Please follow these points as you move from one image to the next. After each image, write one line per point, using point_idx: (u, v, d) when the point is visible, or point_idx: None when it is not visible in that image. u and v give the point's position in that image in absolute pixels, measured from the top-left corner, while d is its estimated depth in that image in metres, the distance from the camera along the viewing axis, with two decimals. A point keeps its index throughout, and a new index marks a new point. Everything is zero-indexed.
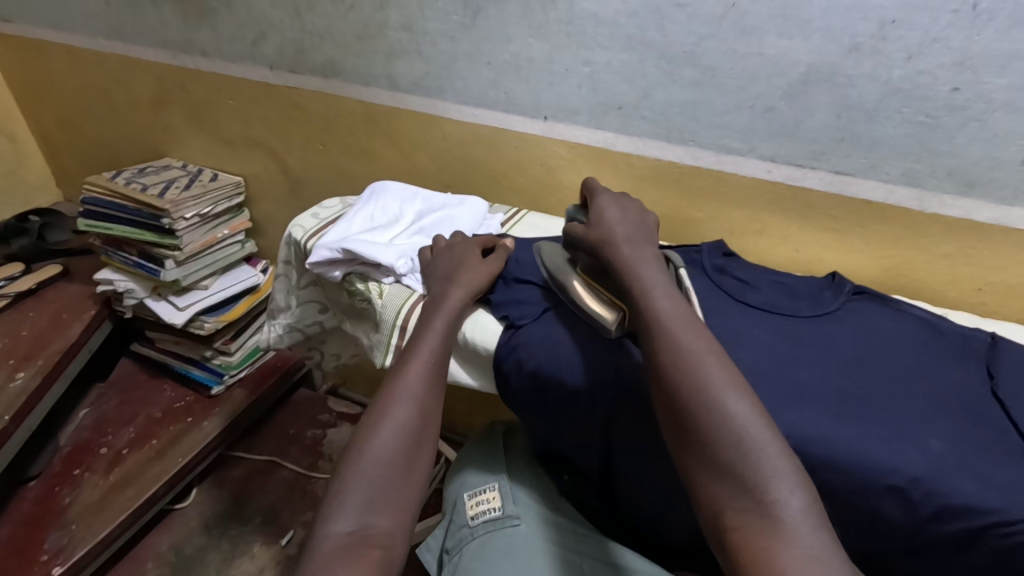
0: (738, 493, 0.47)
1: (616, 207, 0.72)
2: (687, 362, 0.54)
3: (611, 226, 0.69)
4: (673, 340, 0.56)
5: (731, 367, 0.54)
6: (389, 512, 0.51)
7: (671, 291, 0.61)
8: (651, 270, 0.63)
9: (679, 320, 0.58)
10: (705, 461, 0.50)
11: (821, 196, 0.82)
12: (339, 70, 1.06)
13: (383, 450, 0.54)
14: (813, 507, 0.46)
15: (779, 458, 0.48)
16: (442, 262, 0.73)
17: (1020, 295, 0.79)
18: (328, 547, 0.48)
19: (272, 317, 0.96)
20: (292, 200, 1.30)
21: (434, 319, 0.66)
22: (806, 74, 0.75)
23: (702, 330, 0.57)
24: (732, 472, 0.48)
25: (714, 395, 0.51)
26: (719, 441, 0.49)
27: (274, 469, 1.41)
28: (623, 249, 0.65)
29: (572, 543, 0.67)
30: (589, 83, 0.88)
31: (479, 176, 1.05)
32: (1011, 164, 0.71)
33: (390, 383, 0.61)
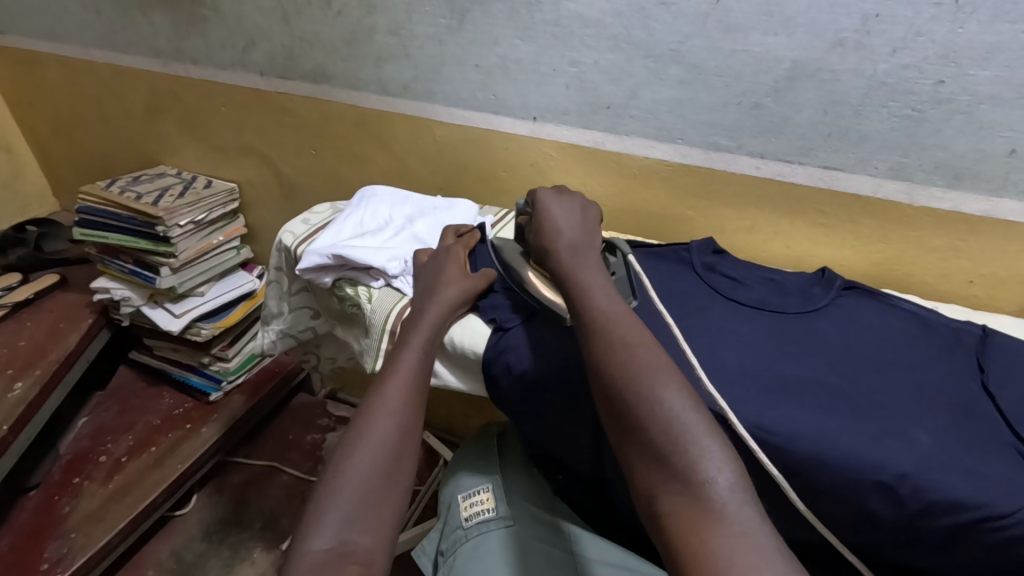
0: (669, 476, 0.47)
1: (555, 207, 0.71)
2: (618, 352, 0.54)
3: (548, 232, 0.69)
4: (606, 333, 0.56)
5: (663, 356, 0.54)
6: (368, 529, 0.50)
7: (605, 286, 0.62)
8: (589, 267, 0.64)
9: (613, 312, 0.58)
10: (639, 450, 0.50)
11: (811, 191, 0.82)
12: (329, 75, 1.07)
13: (360, 468, 0.54)
14: (740, 485, 0.46)
15: (709, 440, 0.48)
16: (431, 270, 0.74)
17: (1010, 286, 0.79)
18: (306, 565, 0.47)
19: (265, 323, 0.96)
20: (286, 206, 1.30)
21: (414, 334, 0.67)
22: (792, 70, 0.75)
23: (636, 321, 0.58)
24: (662, 456, 0.48)
25: (643, 382, 0.51)
26: (650, 428, 0.49)
27: (273, 474, 1.42)
28: (561, 255, 0.65)
29: (564, 543, 0.68)
30: (576, 83, 0.88)
31: (471, 178, 1.05)
32: (997, 155, 0.71)
33: (368, 397, 0.61)
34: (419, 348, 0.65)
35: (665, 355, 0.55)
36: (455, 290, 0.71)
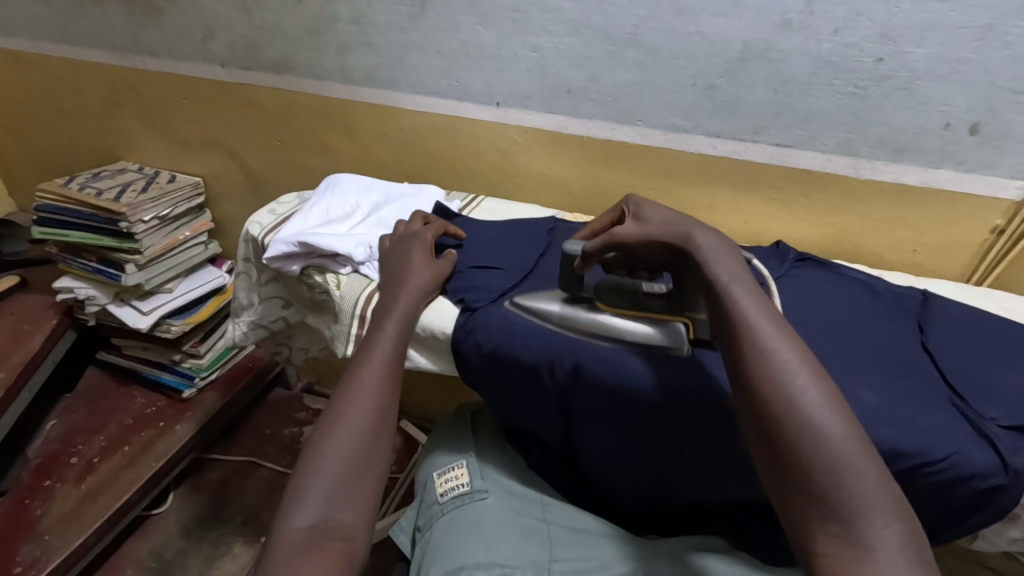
0: (829, 518, 0.43)
1: (656, 204, 0.65)
2: (776, 374, 0.48)
3: (665, 221, 0.62)
4: (763, 352, 0.50)
5: (827, 384, 0.48)
6: (349, 508, 0.52)
7: (762, 297, 0.54)
8: (740, 271, 0.56)
9: (775, 327, 0.51)
10: (792, 483, 0.45)
11: (764, 168, 0.85)
12: (292, 65, 1.06)
13: (338, 448, 0.55)
14: (910, 542, 0.42)
15: (876, 486, 0.44)
16: (401, 252, 0.75)
17: (951, 253, 0.83)
18: (287, 542, 0.49)
19: (236, 316, 0.96)
20: (253, 198, 1.29)
21: (389, 319, 0.67)
22: (743, 51, 0.78)
23: (798, 340, 0.51)
24: (823, 498, 0.44)
25: (806, 414, 0.46)
26: (812, 463, 0.45)
27: (252, 469, 1.42)
28: (700, 238, 0.59)
29: (540, 512, 0.71)
30: (538, 68, 0.89)
31: (437, 164, 1.06)
32: (934, 129, 0.75)
33: (347, 377, 0.62)
34: (394, 331, 0.66)
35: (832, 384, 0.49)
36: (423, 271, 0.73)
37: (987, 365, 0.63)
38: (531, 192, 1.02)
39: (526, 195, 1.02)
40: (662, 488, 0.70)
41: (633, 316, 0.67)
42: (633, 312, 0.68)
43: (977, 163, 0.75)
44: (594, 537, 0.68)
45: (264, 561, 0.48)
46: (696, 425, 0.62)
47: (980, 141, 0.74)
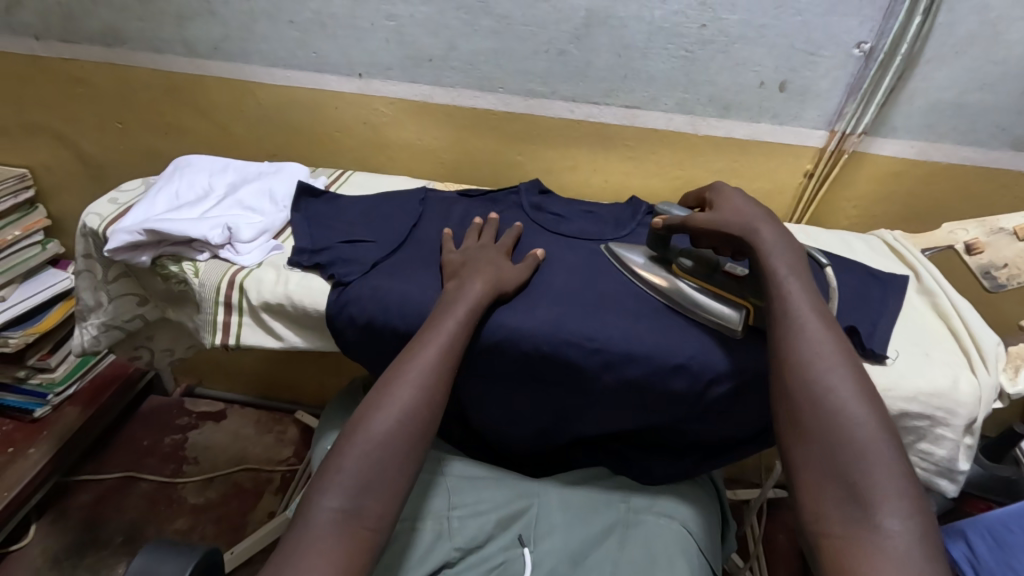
0: (847, 500, 0.46)
1: (745, 197, 0.67)
2: (813, 373, 0.52)
3: (743, 212, 0.65)
4: (808, 352, 0.53)
5: (868, 389, 0.51)
6: (378, 498, 0.54)
7: (820, 302, 0.57)
8: (803, 278, 0.59)
9: (824, 330, 0.55)
10: (819, 467, 0.48)
11: (618, 129, 0.91)
12: (122, 37, 0.96)
13: (378, 431, 0.57)
14: (924, 540, 0.43)
15: (897, 476, 0.46)
16: (482, 257, 0.70)
17: (777, 198, 0.95)
18: (319, 521, 0.51)
19: (83, 320, 0.87)
20: (95, 188, 1.16)
21: (455, 304, 0.65)
22: (587, 18, 0.82)
23: (847, 345, 0.54)
24: (847, 487, 0.46)
25: (837, 405, 0.50)
26: (840, 450, 0.48)
27: (129, 484, 1.30)
28: (766, 238, 0.61)
29: (436, 467, 0.72)
30: (395, 37, 0.88)
31: (303, 140, 1.02)
32: (751, 87, 0.84)
33: (404, 361, 0.62)
34: (461, 315, 0.64)
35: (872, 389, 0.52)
36: (485, 275, 0.68)
37: None
38: (404, 164, 1.01)
39: (399, 166, 1.02)
40: (546, 434, 0.74)
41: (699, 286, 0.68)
42: (700, 281, 0.69)
43: (788, 117, 0.86)
44: (488, 483, 0.71)
45: (292, 533, 0.51)
46: (566, 369, 0.67)
47: (788, 97, 0.84)
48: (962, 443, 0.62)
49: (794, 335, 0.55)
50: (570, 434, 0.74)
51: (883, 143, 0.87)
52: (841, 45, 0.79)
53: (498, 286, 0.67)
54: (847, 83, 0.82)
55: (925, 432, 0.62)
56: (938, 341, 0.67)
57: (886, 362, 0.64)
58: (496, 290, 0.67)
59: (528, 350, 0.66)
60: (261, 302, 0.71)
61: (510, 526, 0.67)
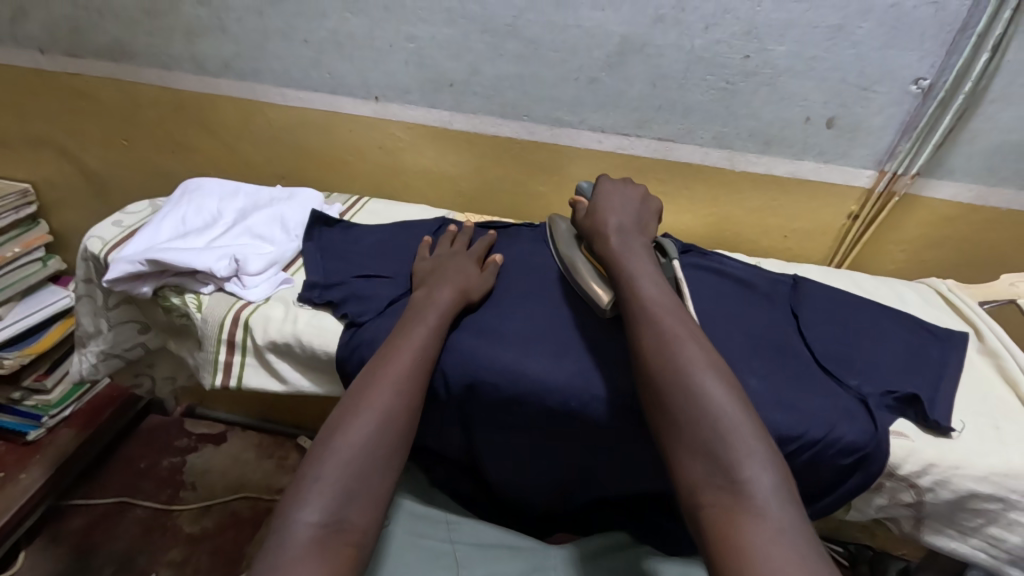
0: (714, 470, 0.46)
1: (618, 197, 0.73)
2: (669, 355, 0.52)
3: (607, 215, 0.70)
4: (658, 329, 0.55)
5: (718, 364, 0.53)
6: (361, 508, 0.50)
7: (668, 291, 0.60)
8: (650, 270, 0.62)
9: (667, 312, 0.57)
10: (687, 446, 0.48)
11: (649, 162, 0.86)
12: (130, 52, 0.92)
13: (357, 438, 0.52)
14: (783, 495, 0.44)
15: (755, 441, 0.47)
16: (450, 264, 0.70)
17: (815, 238, 0.89)
18: (298, 540, 0.46)
19: (81, 347, 0.82)
20: (99, 205, 1.12)
21: (426, 311, 0.63)
22: (621, 45, 0.77)
23: (691, 324, 0.56)
24: (712, 457, 0.47)
25: (692, 381, 0.50)
26: (701, 427, 0.48)
27: (123, 511, 1.24)
28: (616, 240, 0.66)
29: (445, 532, 0.67)
30: (416, 59, 0.83)
31: (316, 164, 0.97)
32: (796, 122, 0.79)
33: (377, 361, 0.58)
34: (433, 323, 0.62)
35: (721, 363, 0.53)
36: (454, 281, 0.67)
37: (851, 341, 0.66)
38: (417, 191, 0.97)
39: (415, 193, 0.97)
40: (567, 491, 0.69)
41: (589, 265, 0.67)
42: (593, 263, 0.68)
43: (833, 154, 0.81)
44: (501, 551, 0.66)
45: (264, 557, 0.46)
46: (586, 432, 0.61)
47: (835, 133, 0.79)
48: None
49: (646, 322, 0.56)
50: (593, 493, 0.68)
51: (938, 185, 0.82)
52: (896, 81, 0.73)
53: (465, 294, 0.66)
54: (902, 121, 0.76)
55: (997, 516, 0.55)
56: (1009, 411, 0.61)
57: (953, 435, 0.58)
58: (465, 297, 0.67)
59: (554, 405, 0.60)
60: (266, 342, 0.66)
61: None
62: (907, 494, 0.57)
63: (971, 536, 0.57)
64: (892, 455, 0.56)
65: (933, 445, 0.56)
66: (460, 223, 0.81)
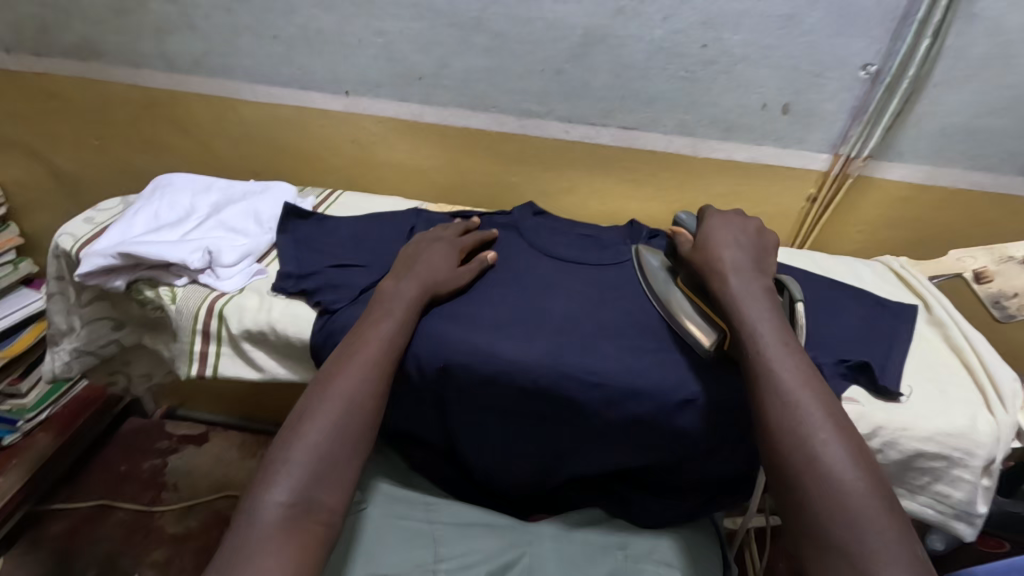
0: (850, 570, 0.45)
1: (732, 231, 0.68)
2: (801, 435, 0.51)
3: (719, 251, 0.65)
4: (789, 404, 0.52)
5: (856, 449, 0.50)
6: (329, 489, 0.53)
7: (797, 353, 0.56)
8: (783, 328, 0.58)
9: (800, 381, 0.53)
10: (818, 538, 0.47)
11: (615, 150, 0.89)
12: (99, 51, 0.92)
13: (325, 424, 0.55)
14: None
15: (895, 544, 0.45)
16: (425, 255, 0.70)
17: (777, 221, 0.93)
18: (266, 519, 0.49)
19: (54, 345, 0.82)
20: (71, 206, 1.12)
21: (393, 300, 0.64)
22: (584, 37, 0.79)
23: (828, 398, 0.53)
24: (847, 556, 0.45)
25: (826, 469, 0.49)
26: (833, 521, 0.47)
27: (104, 513, 1.23)
28: (734, 283, 0.62)
29: (423, 513, 0.70)
30: (385, 54, 0.85)
31: (289, 159, 0.98)
32: (754, 109, 0.82)
33: (347, 349, 0.60)
34: (401, 312, 0.63)
35: (860, 449, 0.50)
36: (428, 271, 0.68)
37: (808, 314, 0.69)
38: (391, 184, 0.98)
39: (389, 187, 0.99)
40: (539, 473, 0.70)
41: (691, 306, 0.66)
42: (695, 302, 0.66)
43: (790, 139, 0.84)
44: (476, 528, 0.68)
45: (236, 534, 0.49)
46: (554, 410, 0.63)
47: (791, 119, 0.82)
48: (980, 485, 0.59)
49: (776, 392, 0.53)
50: (564, 474, 0.70)
51: (890, 166, 0.85)
52: (847, 67, 0.77)
53: (438, 285, 0.67)
54: (852, 106, 0.80)
55: (942, 473, 0.59)
56: (953, 376, 0.64)
57: (900, 399, 0.61)
58: (431, 289, 0.67)
59: (524, 384, 0.62)
60: (242, 331, 0.67)
61: None
62: None
63: (918, 494, 0.61)
64: None
65: (882, 409, 0.60)
66: (431, 214, 0.83)
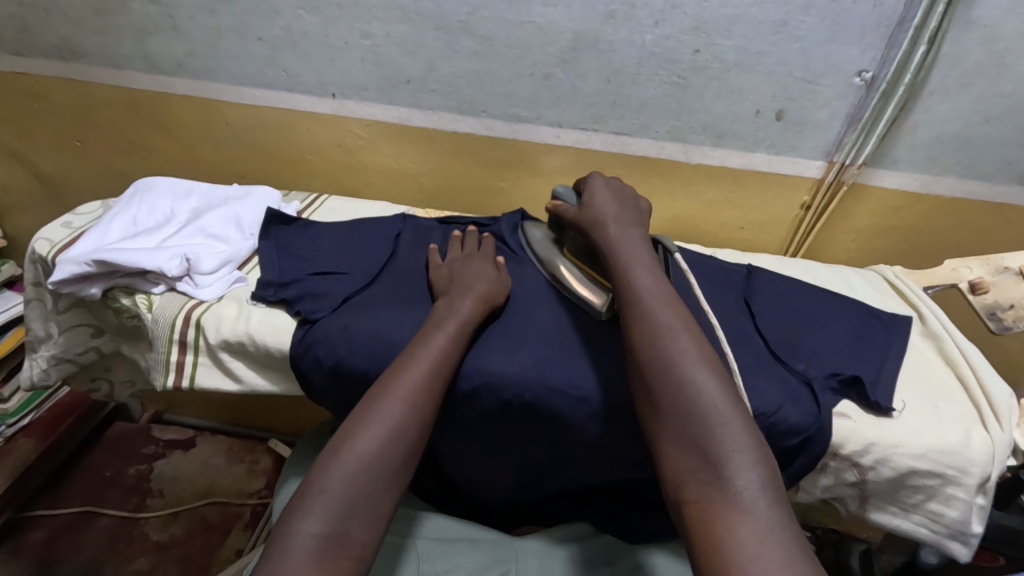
0: (701, 464, 0.45)
1: (609, 188, 0.69)
2: (660, 345, 0.52)
3: (597, 207, 0.67)
4: (647, 321, 0.54)
5: (709, 357, 0.51)
6: (363, 522, 0.49)
7: (662, 282, 0.58)
8: (649, 261, 0.61)
9: (661, 304, 0.55)
10: (677, 438, 0.47)
11: (607, 156, 0.88)
12: (80, 52, 0.90)
13: (364, 450, 0.52)
14: (769, 487, 0.43)
15: (742, 435, 0.46)
16: (475, 271, 0.67)
17: (770, 229, 0.91)
18: (299, 551, 0.46)
19: (33, 352, 0.81)
20: (54, 209, 1.10)
21: (446, 321, 0.61)
22: (574, 41, 0.78)
23: (686, 316, 0.55)
24: (696, 446, 0.46)
25: (681, 374, 0.49)
26: (685, 417, 0.47)
27: (88, 520, 1.21)
28: (611, 229, 0.64)
29: (404, 527, 0.66)
30: (372, 57, 0.83)
31: (275, 163, 0.97)
32: (747, 115, 0.81)
33: (393, 371, 0.57)
34: (452, 334, 0.60)
35: (714, 357, 0.51)
36: (474, 289, 0.65)
37: (801, 326, 0.67)
38: (380, 189, 0.97)
39: (378, 192, 0.97)
40: (526, 486, 0.68)
41: (578, 270, 0.68)
42: (581, 267, 0.69)
43: (784, 146, 0.83)
44: (459, 544, 0.66)
45: (267, 565, 0.45)
46: (546, 426, 0.62)
47: (785, 126, 0.81)
48: (975, 504, 0.57)
49: (638, 313, 0.55)
50: (553, 487, 0.68)
51: (884, 174, 0.84)
52: (842, 74, 0.75)
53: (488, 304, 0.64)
54: (847, 113, 0.78)
55: (935, 491, 0.57)
56: (947, 391, 0.63)
57: (893, 415, 0.59)
58: (488, 304, 0.64)
59: (509, 398, 0.60)
60: (220, 341, 0.65)
61: None
62: (850, 473, 0.58)
63: (913, 512, 0.59)
64: (835, 436, 0.57)
65: (875, 425, 0.58)
66: (418, 220, 0.81)
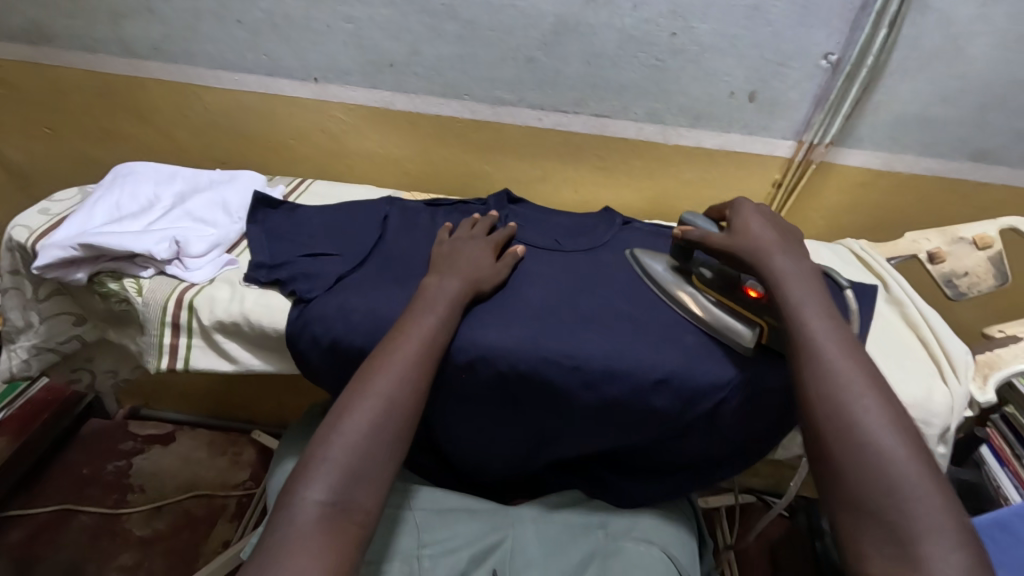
0: (888, 541, 0.41)
1: (763, 215, 0.62)
2: (841, 403, 0.47)
3: (757, 236, 0.60)
4: (827, 373, 0.49)
5: (899, 420, 0.46)
6: (366, 489, 0.51)
7: (837, 326, 0.52)
8: (818, 299, 0.54)
9: (842, 354, 0.50)
10: (858, 509, 0.43)
11: (588, 138, 0.90)
12: (49, 34, 0.88)
13: (363, 422, 0.53)
14: (975, 573, 0.39)
15: (940, 510, 0.41)
16: (464, 253, 0.69)
17: None
18: (305, 518, 0.47)
19: (11, 343, 0.79)
20: (23, 199, 1.07)
21: (434, 299, 0.62)
22: (555, 25, 0.79)
23: (870, 368, 0.49)
24: (883, 521, 0.42)
25: (866, 436, 0.45)
26: (870, 487, 0.43)
27: (67, 518, 1.19)
28: (776, 262, 0.57)
29: (400, 500, 0.68)
30: (355, 40, 0.84)
31: (256, 148, 0.96)
32: (722, 97, 0.84)
33: (387, 346, 0.58)
34: (441, 310, 0.62)
35: (902, 416, 0.47)
36: (463, 272, 0.67)
37: None
38: (363, 173, 0.97)
39: (361, 176, 0.98)
40: (521, 456, 0.71)
41: (717, 301, 0.65)
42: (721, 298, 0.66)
43: (756, 126, 0.87)
44: (455, 512, 0.67)
45: (274, 532, 0.47)
46: (538, 395, 0.64)
47: (758, 107, 0.85)
48: (936, 453, 0.62)
49: (813, 363, 0.50)
50: (546, 456, 0.70)
51: (849, 153, 0.89)
52: (810, 57, 0.79)
53: (476, 283, 0.66)
54: (815, 95, 0.83)
55: None
56: (910, 351, 0.68)
57: None
58: (475, 287, 0.66)
59: (504, 369, 0.62)
60: (213, 322, 0.65)
61: (484, 562, 0.63)
62: None
63: None
64: None
65: None
66: (405, 202, 0.82)
